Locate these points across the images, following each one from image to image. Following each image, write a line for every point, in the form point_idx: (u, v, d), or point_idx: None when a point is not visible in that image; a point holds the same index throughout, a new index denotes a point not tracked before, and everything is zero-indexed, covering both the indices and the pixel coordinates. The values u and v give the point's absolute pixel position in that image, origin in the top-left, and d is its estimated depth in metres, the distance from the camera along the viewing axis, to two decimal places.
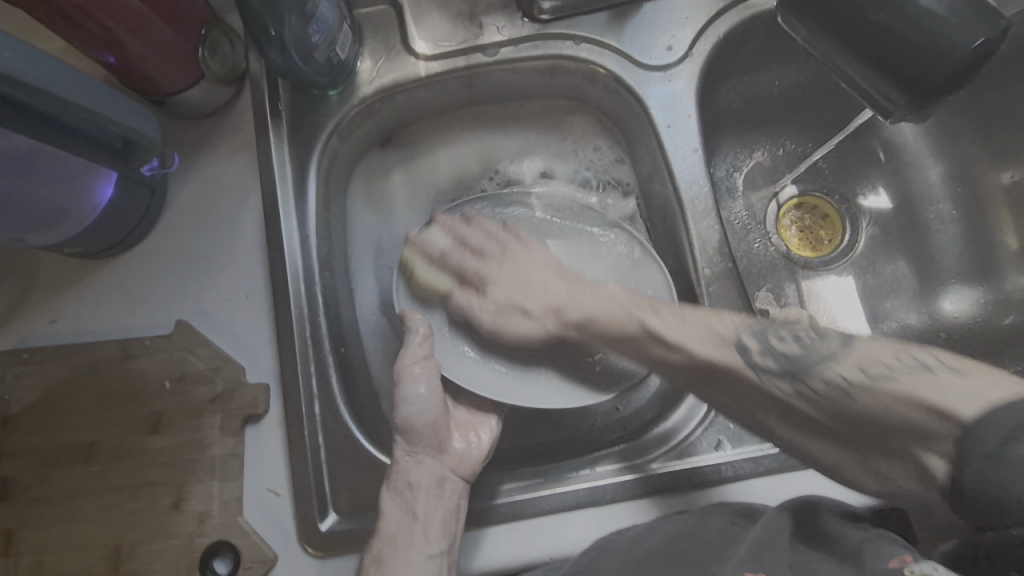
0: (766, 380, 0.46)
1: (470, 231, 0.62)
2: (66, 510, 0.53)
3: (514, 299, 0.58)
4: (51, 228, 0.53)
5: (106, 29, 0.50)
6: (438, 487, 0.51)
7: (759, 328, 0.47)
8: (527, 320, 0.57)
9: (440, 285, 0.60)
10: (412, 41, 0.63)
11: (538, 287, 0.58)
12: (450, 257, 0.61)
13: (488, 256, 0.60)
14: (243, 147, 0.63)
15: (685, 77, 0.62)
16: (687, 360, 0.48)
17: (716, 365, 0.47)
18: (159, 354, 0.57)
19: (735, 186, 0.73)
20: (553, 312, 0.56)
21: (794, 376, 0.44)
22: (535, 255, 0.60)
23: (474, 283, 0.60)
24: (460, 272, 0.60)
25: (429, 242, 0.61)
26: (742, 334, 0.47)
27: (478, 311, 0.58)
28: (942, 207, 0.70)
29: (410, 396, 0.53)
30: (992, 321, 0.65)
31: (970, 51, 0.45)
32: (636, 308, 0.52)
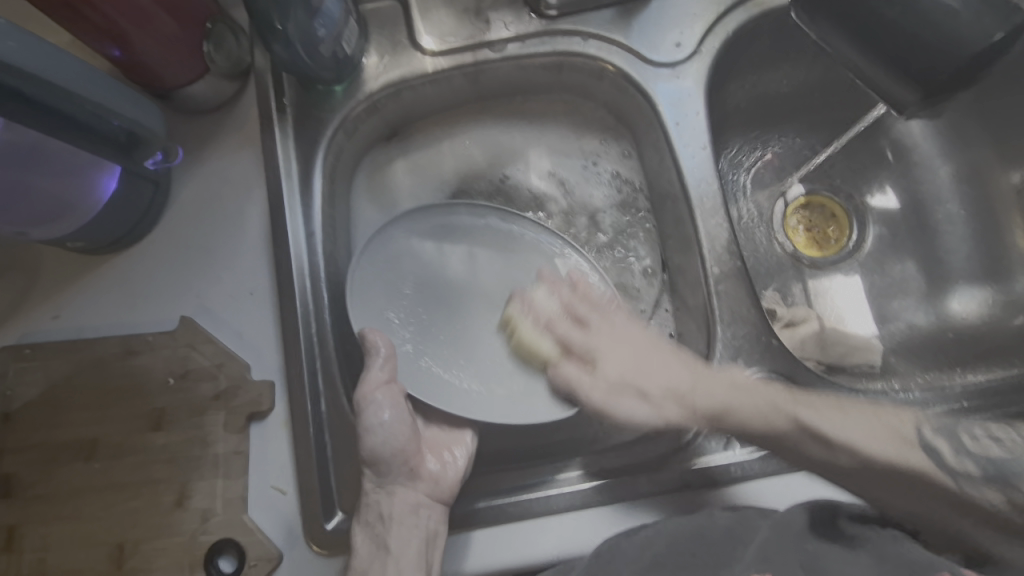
0: (824, 399, 0.48)
1: (578, 296, 0.58)
2: (68, 508, 0.53)
3: (627, 378, 0.54)
4: (55, 222, 0.53)
5: (111, 22, 0.49)
6: (412, 513, 0.50)
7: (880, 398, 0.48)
8: (642, 405, 0.53)
9: (545, 351, 0.56)
10: (418, 36, 0.63)
11: (651, 370, 0.54)
12: (561, 292, 0.59)
13: (594, 323, 0.57)
14: (248, 142, 0.63)
15: (693, 74, 0.62)
16: (862, 464, 0.48)
17: (896, 463, 0.47)
18: (162, 350, 0.57)
19: (743, 186, 0.73)
20: (671, 391, 0.53)
21: (1000, 482, 0.46)
22: (634, 330, 0.57)
23: (580, 356, 0.56)
24: (566, 342, 0.57)
25: (536, 305, 0.58)
26: (924, 430, 0.49)
27: (588, 387, 0.54)
28: (951, 207, 0.69)
29: (375, 425, 0.50)
30: (1001, 322, 0.64)
31: (987, 44, 0.45)
32: (784, 402, 0.51)
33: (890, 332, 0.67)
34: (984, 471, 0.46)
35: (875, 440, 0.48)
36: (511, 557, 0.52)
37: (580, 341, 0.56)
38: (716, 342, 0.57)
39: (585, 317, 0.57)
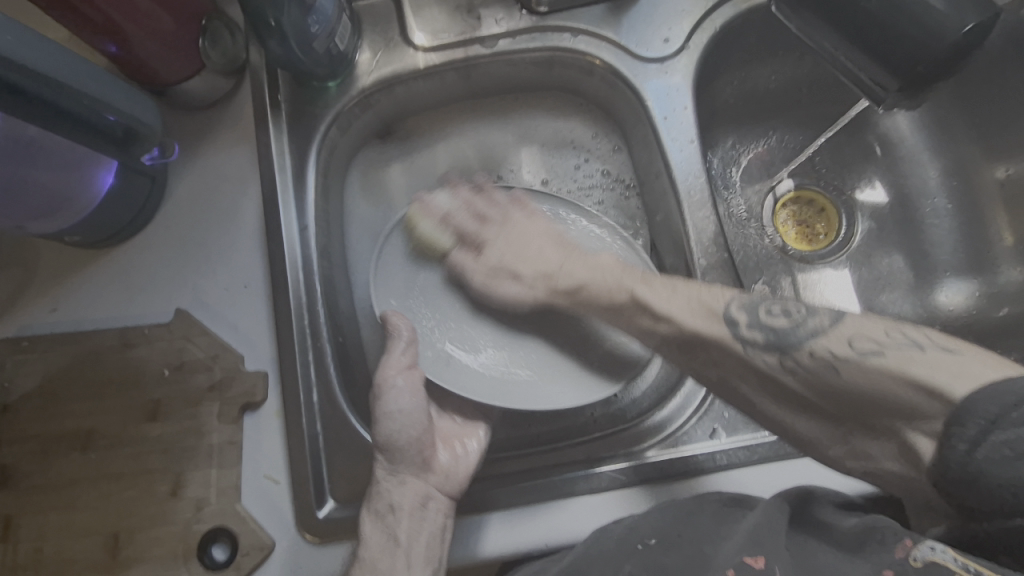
0: (695, 315, 0.49)
1: (473, 197, 0.63)
2: (64, 497, 0.53)
3: (507, 263, 0.60)
4: (53, 215, 0.53)
5: (108, 19, 0.50)
6: (421, 502, 0.51)
7: (746, 303, 0.47)
8: (516, 285, 0.59)
9: (440, 243, 0.62)
10: (410, 33, 0.64)
11: (529, 254, 0.59)
12: (451, 218, 0.62)
13: (494, 225, 0.61)
14: (243, 138, 0.63)
15: (681, 70, 0.63)
16: (675, 332, 0.50)
17: (703, 335, 0.48)
18: (158, 342, 0.57)
19: (732, 181, 0.73)
20: (546, 276, 0.58)
21: (777, 348, 0.44)
22: (536, 223, 0.61)
23: (472, 244, 0.62)
24: (459, 231, 0.62)
25: (433, 204, 0.62)
26: (732, 307, 0.48)
27: (472, 271, 0.60)
28: (938, 202, 0.70)
29: (393, 411, 0.51)
30: (986, 313, 0.65)
31: (959, 36, 0.46)
32: (630, 283, 0.53)
33: None
34: (768, 337, 0.45)
35: (696, 315, 0.49)
36: (503, 544, 0.52)
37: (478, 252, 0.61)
38: None
39: (485, 216, 0.62)
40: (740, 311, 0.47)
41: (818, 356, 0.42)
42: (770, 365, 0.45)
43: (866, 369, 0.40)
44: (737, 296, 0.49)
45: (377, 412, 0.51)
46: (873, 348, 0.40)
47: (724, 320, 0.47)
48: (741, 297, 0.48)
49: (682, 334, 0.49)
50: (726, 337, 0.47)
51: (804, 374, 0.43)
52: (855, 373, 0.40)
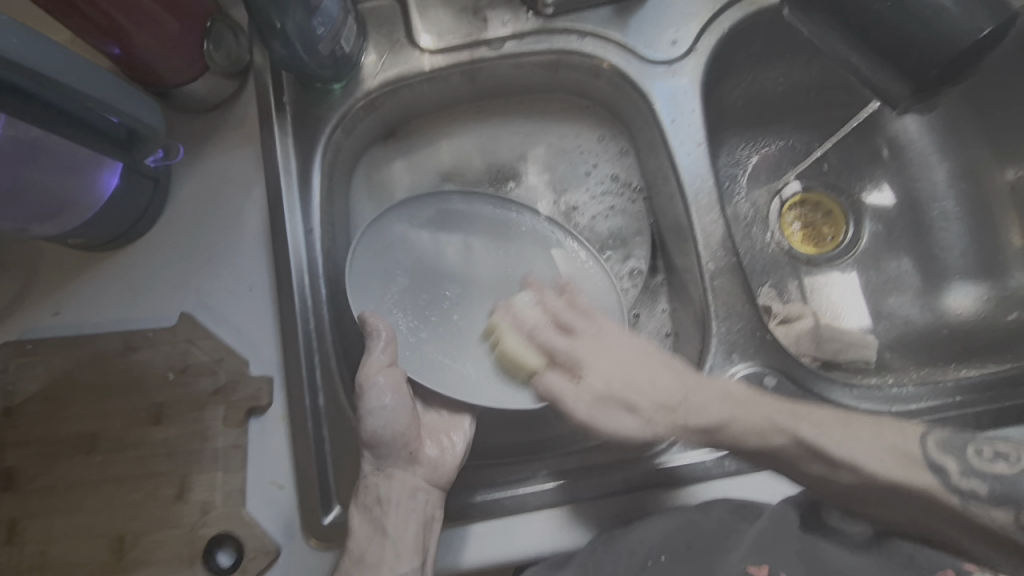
0: (892, 461, 0.46)
1: (561, 305, 0.56)
2: (69, 501, 0.53)
3: (614, 389, 0.52)
4: (57, 218, 0.53)
5: (111, 19, 0.50)
6: (410, 494, 0.50)
7: (948, 443, 0.46)
8: (630, 417, 0.52)
9: (527, 363, 0.54)
10: (416, 35, 0.63)
11: (639, 380, 0.53)
12: (538, 331, 0.55)
13: (577, 329, 0.55)
14: (247, 140, 0.63)
15: (688, 72, 0.62)
16: (855, 481, 0.47)
17: (901, 484, 0.45)
18: (162, 345, 0.57)
19: (739, 184, 0.73)
20: (664, 409, 0.52)
21: (1002, 501, 0.42)
22: (621, 337, 0.55)
23: (566, 365, 0.54)
24: (550, 351, 0.55)
25: (517, 312, 0.57)
26: (932, 451, 0.46)
27: (572, 398, 0.52)
28: (947, 204, 0.70)
29: (375, 408, 0.49)
30: (996, 317, 0.64)
31: (976, 38, 0.46)
32: (788, 422, 0.49)
33: (885, 328, 0.67)
34: (992, 490, 0.43)
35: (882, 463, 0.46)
36: (505, 551, 0.52)
37: (572, 375, 0.53)
38: (712, 337, 0.58)
39: (569, 325, 0.55)
40: (947, 456, 0.45)
41: None
42: (997, 521, 0.42)
43: None
44: (932, 431, 0.47)
45: (359, 410, 0.49)
46: None
47: (929, 467, 0.45)
48: (937, 433, 0.47)
49: (868, 483, 0.46)
50: (940, 487, 0.44)
51: None
52: None
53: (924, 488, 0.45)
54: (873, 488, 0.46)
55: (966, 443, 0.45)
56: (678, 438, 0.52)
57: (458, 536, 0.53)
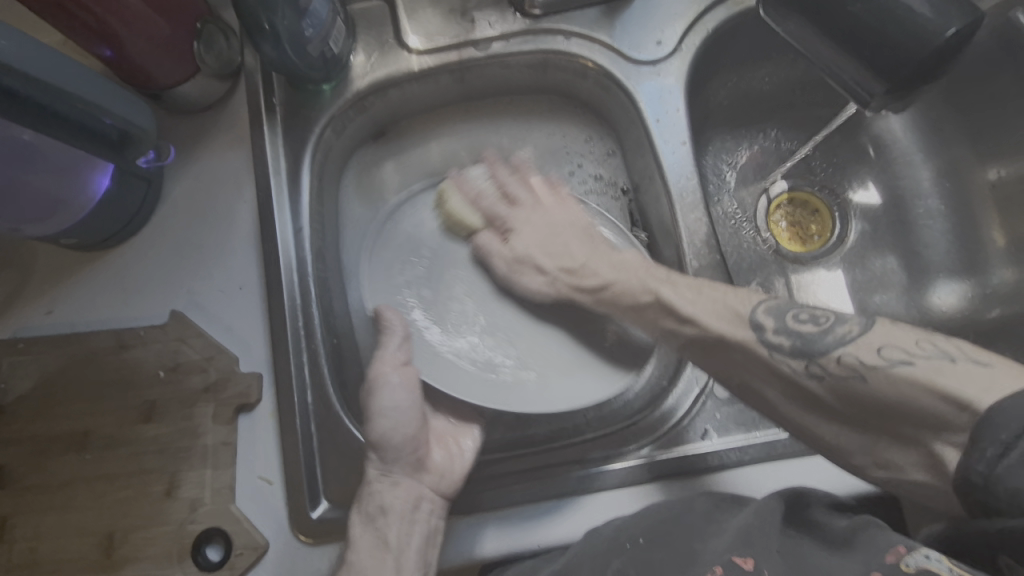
0: (723, 318, 0.51)
1: (510, 177, 0.66)
2: (61, 497, 0.54)
3: (532, 253, 0.62)
4: (50, 218, 0.54)
5: (104, 23, 0.51)
6: (412, 503, 0.52)
7: (774, 309, 0.49)
8: (539, 278, 0.62)
9: (470, 222, 0.64)
10: (405, 36, 0.64)
11: (557, 250, 0.62)
12: (480, 197, 0.65)
13: (522, 201, 0.65)
14: (238, 141, 0.64)
15: (674, 72, 0.63)
16: (698, 334, 0.52)
17: (727, 338, 0.50)
18: (154, 344, 0.58)
19: (726, 183, 0.74)
20: (567, 275, 0.61)
21: (801, 353, 0.46)
22: (566, 203, 0.64)
23: (499, 228, 0.64)
24: (491, 215, 0.65)
25: (468, 182, 0.66)
26: (758, 311, 0.50)
27: (497, 256, 0.62)
28: (930, 202, 0.70)
29: (388, 408, 0.52)
30: (979, 313, 0.65)
31: (942, 40, 0.47)
32: (652, 282, 0.56)
33: None
34: (793, 344, 0.47)
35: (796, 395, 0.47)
36: (510, 543, 0.53)
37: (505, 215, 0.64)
38: None
39: (515, 196, 0.65)
40: (769, 317, 0.49)
41: (843, 363, 0.44)
42: (796, 370, 0.46)
43: (908, 386, 0.40)
44: (767, 300, 0.51)
45: (372, 410, 0.52)
46: (903, 357, 0.41)
47: (751, 324, 0.49)
48: (769, 300, 0.50)
49: (710, 338, 0.52)
50: (753, 341, 0.49)
51: (829, 378, 0.45)
52: (883, 386, 0.41)
53: (753, 352, 0.48)
54: (710, 340, 0.51)
55: (787, 308, 0.49)
56: (573, 300, 0.61)
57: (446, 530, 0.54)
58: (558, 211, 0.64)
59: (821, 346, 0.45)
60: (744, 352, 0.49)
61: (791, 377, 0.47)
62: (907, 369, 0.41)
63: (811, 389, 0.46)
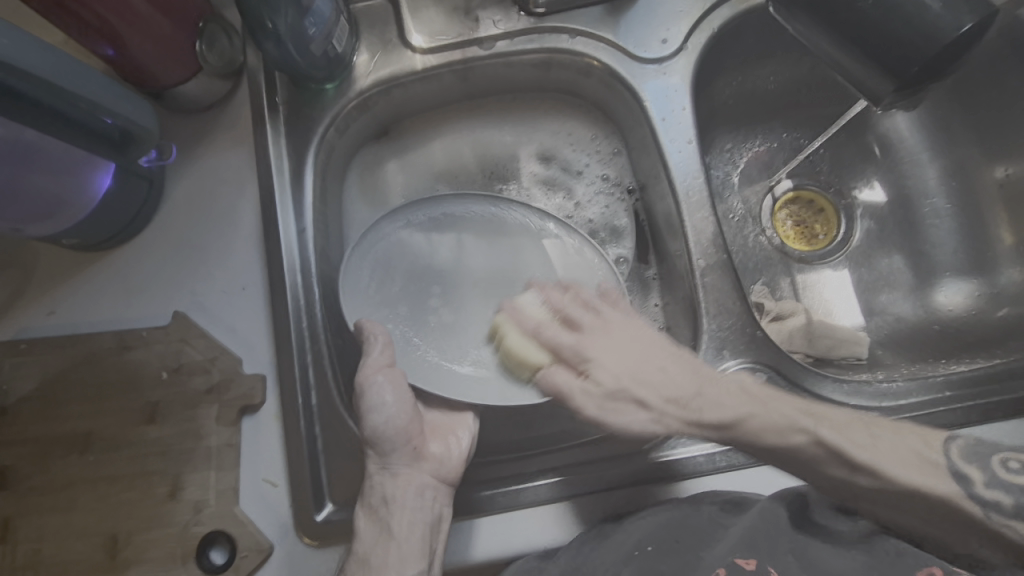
0: (910, 466, 0.45)
1: (566, 300, 0.57)
2: (64, 500, 0.53)
3: (625, 385, 0.53)
4: (52, 218, 0.53)
5: (103, 20, 0.50)
6: (417, 493, 0.51)
7: (971, 453, 0.44)
8: (641, 413, 0.52)
9: (534, 360, 0.54)
10: (408, 35, 0.64)
11: (651, 375, 0.53)
12: (541, 328, 0.55)
13: (585, 325, 0.55)
14: (240, 140, 0.63)
15: (679, 71, 0.62)
16: (880, 486, 0.45)
17: (920, 489, 0.44)
18: (156, 345, 0.57)
19: (731, 183, 0.73)
20: (671, 403, 0.52)
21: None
22: (636, 324, 0.56)
23: (571, 361, 0.54)
24: (556, 348, 0.54)
25: (522, 313, 0.56)
26: (951, 457, 0.45)
27: (583, 396, 0.52)
28: (937, 201, 0.70)
29: (376, 405, 0.51)
30: (987, 314, 0.65)
31: (955, 35, 0.46)
32: (803, 418, 0.49)
33: (877, 325, 0.68)
34: (1016, 504, 0.41)
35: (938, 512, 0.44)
36: (515, 542, 0.53)
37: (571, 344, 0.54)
38: (702, 335, 0.58)
39: (575, 320, 0.56)
40: (968, 464, 0.44)
41: None
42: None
43: None
44: (951, 437, 0.46)
45: (360, 408, 0.51)
46: None
47: (952, 474, 0.44)
48: (960, 440, 0.45)
49: (896, 491, 0.44)
50: (961, 495, 0.43)
51: None
52: None
53: (947, 495, 0.43)
54: (899, 493, 0.44)
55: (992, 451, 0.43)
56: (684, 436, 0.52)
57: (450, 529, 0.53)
58: (628, 328, 0.55)
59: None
60: (941, 505, 0.44)
61: (953, 498, 0.43)
62: None
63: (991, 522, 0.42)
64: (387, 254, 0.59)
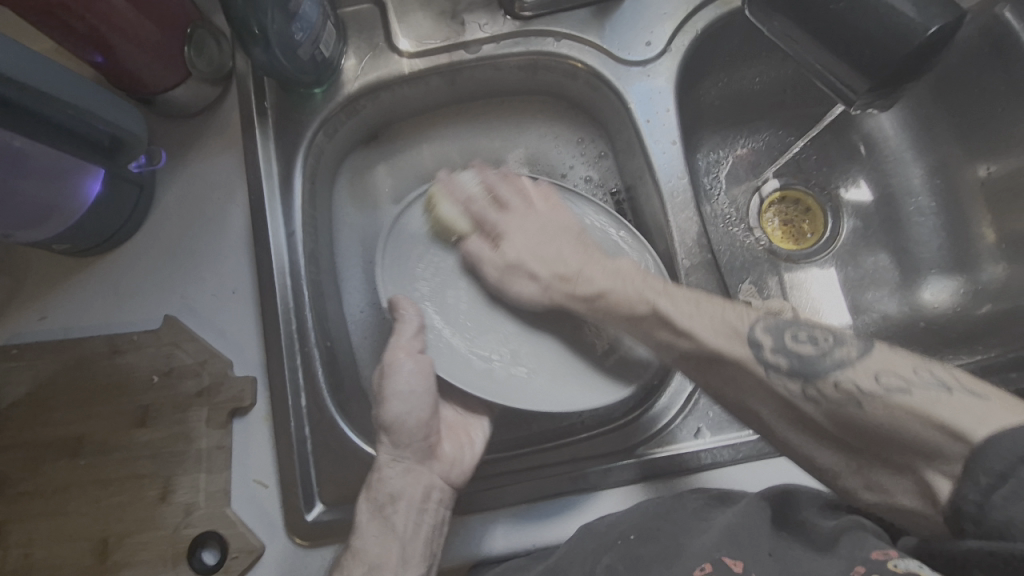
0: (721, 335, 0.49)
1: (498, 179, 0.64)
2: (55, 503, 0.54)
3: (523, 259, 0.60)
4: (42, 223, 0.54)
5: (93, 28, 0.51)
6: (421, 495, 0.51)
7: (772, 325, 0.48)
8: (533, 285, 0.59)
9: (459, 228, 0.62)
10: (395, 39, 0.64)
11: (549, 255, 0.60)
12: (469, 200, 0.63)
13: (512, 206, 0.62)
14: (230, 145, 0.64)
15: (664, 73, 0.63)
16: (695, 349, 0.50)
17: (722, 354, 0.48)
18: (147, 349, 0.58)
19: (718, 182, 0.74)
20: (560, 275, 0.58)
21: (802, 377, 0.45)
22: (558, 215, 0.62)
23: (489, 233, 0.62)
24: (480, 219, 0.62)
25: (456, 185, 0.63)
26: (756, 328, 0.48)
27: (486, 262, 0.60)
28: (921, 199, 0.71)
29: (402, 393, 0.51)
30: (970, 310, 0.65)
31: (924, 38, 0.47)
32: (649, 294, 0.53)
33: (864, 322, 0.68)
34: (791, 364, 0.45)
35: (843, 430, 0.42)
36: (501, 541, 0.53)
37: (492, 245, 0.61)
38: None
39: (504, 202, 0.63)
40: (765, 333, 0.48)
41: (844, 389, 0.42)
42: (794, 392, 0.45)
43: (891, 413, 0.40)
44: (765, 316, 0.49)
45: (384, 393, 0.51)
46: (901, 385, 0.40)
47: (748, 341, 0.48)
48: (769, 316, 0.49)
49: (704, 354, 0.50)
50: (752, 360, 0.47)
51: (825, 403, 0.43)
52: (879, 410, 0.40)
53: (735, 358, 0.48)
54: (703, 356, 0.50)
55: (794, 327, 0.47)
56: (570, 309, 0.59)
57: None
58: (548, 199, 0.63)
59: (818, 368, 0.44)
60: (740, 370, 0.48)
61: (763, 380, 0.46)
62: (901, 396, 0.39)
63: (807, 411, 0.44)
64: (409, 248, 0.61)
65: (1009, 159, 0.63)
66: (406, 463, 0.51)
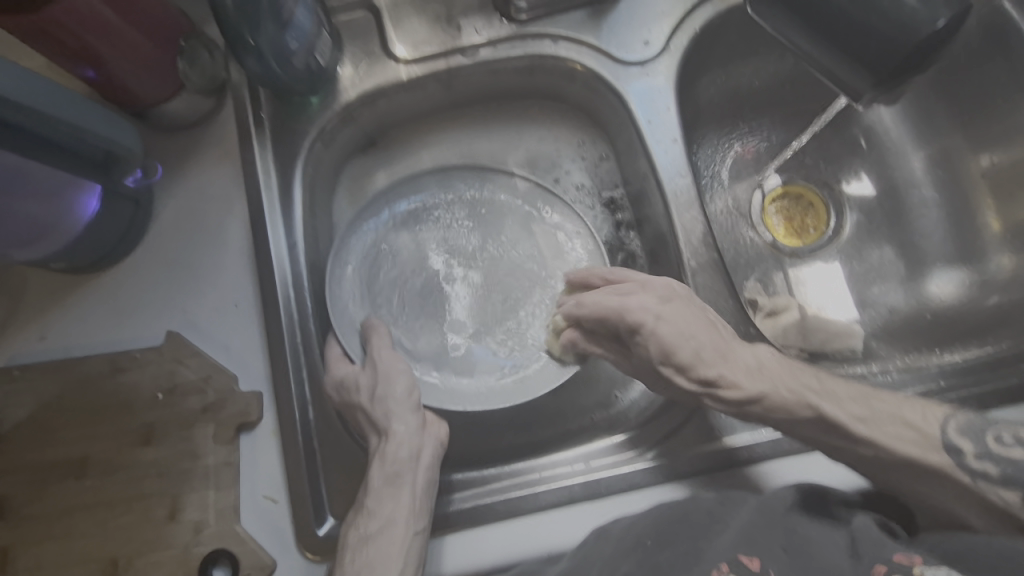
0: (903, 437, 0.47)
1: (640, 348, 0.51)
2: (61, 526, 0.53)
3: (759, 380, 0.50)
4: (40, 241, 0.53)
5: (84, 44, 0.50)
6: (409, 450, 0.52)
7: (966, 426, 0.46)
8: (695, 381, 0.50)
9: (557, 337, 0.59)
10: (391, 45, 0.64)
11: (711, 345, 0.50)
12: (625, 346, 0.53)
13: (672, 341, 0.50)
14: (226, 157, 0.63)
15: (662, 72, 0.63)
16: (878, 455, 0.47)
17: (918, 462, 0.46)
18: (150, 366, 0.57)
19: (720, 178, 0.73)
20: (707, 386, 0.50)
21: (1016, 483, 0.43)
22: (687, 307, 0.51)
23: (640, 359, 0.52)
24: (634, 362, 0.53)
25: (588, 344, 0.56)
26: (949, 432, 0.46)
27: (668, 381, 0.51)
28: (925, 191, 0.70)
29: (395, 373, 0.54)
30: (977, 301, 0.65)
31: (931, 31, 0.47)
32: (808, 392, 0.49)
33: (871, 316, 0.68)
34: (1003, 472, 0.44)
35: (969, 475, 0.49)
36: (501, 554, 0.52)
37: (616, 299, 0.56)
38: None
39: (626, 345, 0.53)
40: (962, 437, 0.46)
41: None
42: (1010, 501, 0.44)
43: None
44: (951, 414, 0.47)
45: (381, 374, 0.54)
46: None
47: (945, 447, 0.46)
48: (957, 415, 0.47)
49: (890, 460, 0.47)
50: (953, 466, 0.45)
51: None
52: None
53: (940, 467, 0.45)
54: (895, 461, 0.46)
55: (985, 426, 0.46)
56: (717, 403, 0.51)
57: (445, 546, 0.53)
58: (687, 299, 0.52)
59: None
60: (937, 476, 0.46)
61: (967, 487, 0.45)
62: None
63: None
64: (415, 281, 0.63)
65: (1012, 150, 0.63)
66: (411, 431, 0.53)
